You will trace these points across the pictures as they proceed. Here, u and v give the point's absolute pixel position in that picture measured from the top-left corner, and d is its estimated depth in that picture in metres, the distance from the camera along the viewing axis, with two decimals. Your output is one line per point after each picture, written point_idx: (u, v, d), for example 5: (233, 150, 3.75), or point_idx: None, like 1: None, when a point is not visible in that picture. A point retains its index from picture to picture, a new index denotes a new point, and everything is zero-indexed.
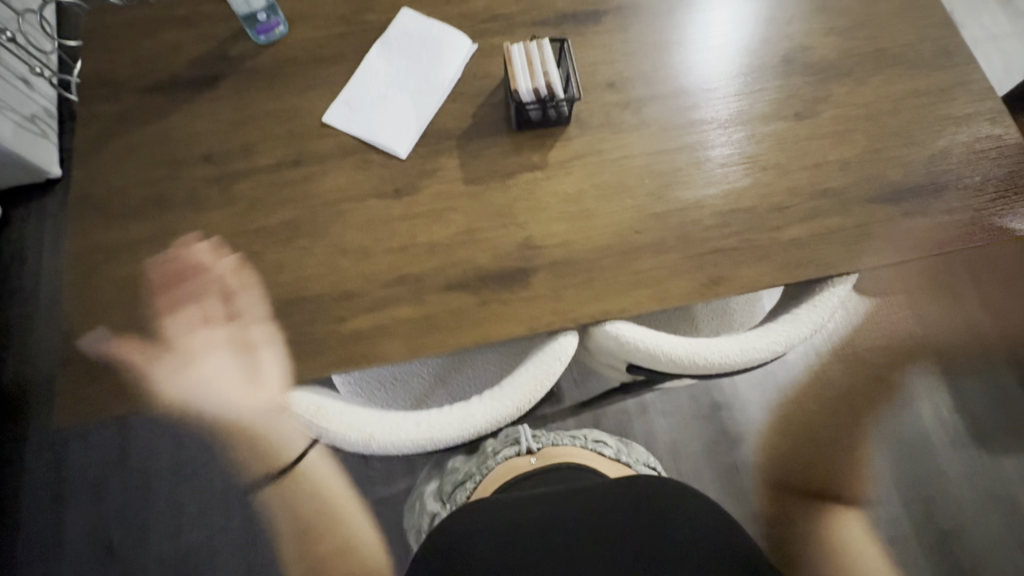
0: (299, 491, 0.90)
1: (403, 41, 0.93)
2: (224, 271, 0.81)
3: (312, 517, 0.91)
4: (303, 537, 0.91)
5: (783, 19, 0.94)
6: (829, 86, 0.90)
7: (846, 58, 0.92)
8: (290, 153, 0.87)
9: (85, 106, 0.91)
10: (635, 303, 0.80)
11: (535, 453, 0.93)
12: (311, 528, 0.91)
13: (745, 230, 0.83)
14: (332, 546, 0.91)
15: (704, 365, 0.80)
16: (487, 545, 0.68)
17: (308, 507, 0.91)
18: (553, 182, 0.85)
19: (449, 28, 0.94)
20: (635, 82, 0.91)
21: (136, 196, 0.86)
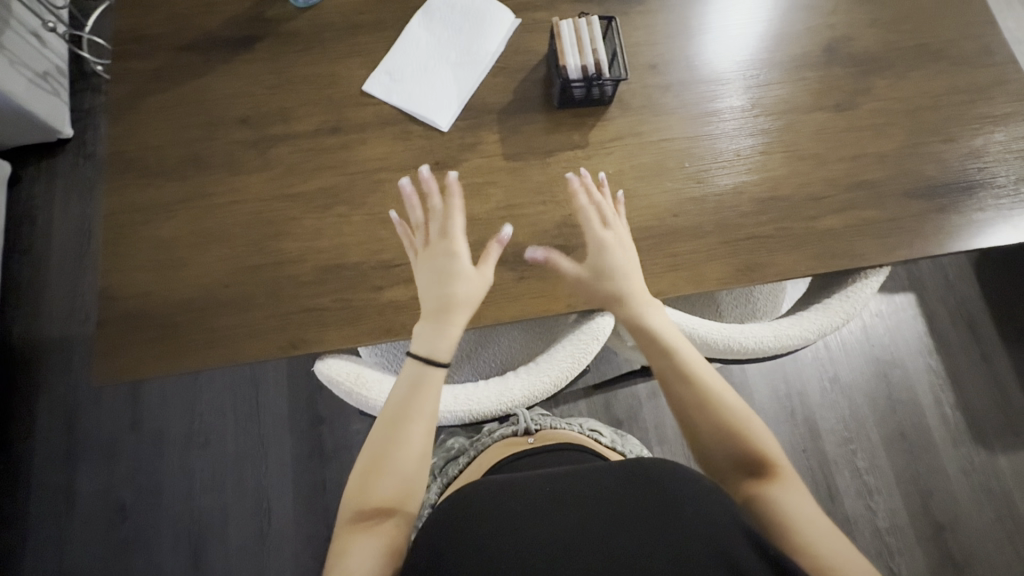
0: (409, 435, 0.70)
1: (444, 11, 0.92)
2: (451, 183, 0.77)
3: (392, 471, 0.69)
4: (363, 487, 0.68)
5: (828, 9, 0.94)
6: (871, 78, 0.90)
7: (888, 52, 0.92)
8: (328, 120, 0.86)
9: (118, 61, 0.89)
10: (671, 285, 0.80)
11: (533, 434, 0.87)
12: (383, 479, 0.69)
13: (782, 218, 0.83)
14: (387, 521, 0.67)
15: (738, 349, 0.81)
16: (494, 533, 0.61)
17: (395, 458, 0.69)
18: (593, 161, 0.85)
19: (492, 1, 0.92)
20: (676, 65, 0.91)
21: (171, 154, 0.84)
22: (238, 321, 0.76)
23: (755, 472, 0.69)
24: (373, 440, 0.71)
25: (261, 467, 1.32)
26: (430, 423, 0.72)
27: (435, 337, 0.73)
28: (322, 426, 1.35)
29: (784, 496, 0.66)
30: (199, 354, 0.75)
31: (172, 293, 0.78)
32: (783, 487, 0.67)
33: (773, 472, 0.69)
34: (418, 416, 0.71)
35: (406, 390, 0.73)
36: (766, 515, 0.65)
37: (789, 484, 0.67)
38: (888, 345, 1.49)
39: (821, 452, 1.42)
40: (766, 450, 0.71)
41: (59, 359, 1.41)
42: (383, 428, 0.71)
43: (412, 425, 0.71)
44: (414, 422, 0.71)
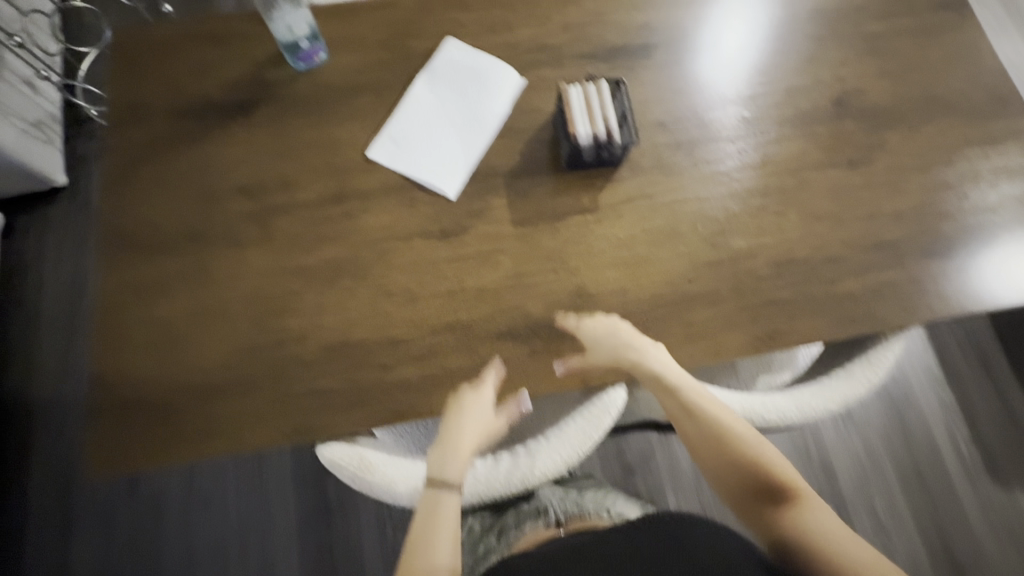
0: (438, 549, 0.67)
1: (448, 70, 0.90)
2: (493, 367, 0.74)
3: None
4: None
5: (836, 61, 0.93)
6: (883, 132, 0.89)
7: (898, 105, 0.91)
8: (331, 188, 0.83)
9: (112, 131, 0.86)
10: (690, 356, 0.78)
11: (562, 524, 0.83)
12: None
13: (800, 281, 0.81)
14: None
15: (761, 424, 0.78)
16: None
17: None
18: (605, 225, 0.83)
19: (497, 62, 0.91)
20: (686, 122, 0.89)
21: (168, 228, 0.81)
22: (241, 406, 0.73)
23: (778, 499, 0.69)
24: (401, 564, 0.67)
25: (265, 528, 1.28)
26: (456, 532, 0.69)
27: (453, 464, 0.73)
28: (326, 482, 1.31)
29: (812, 520, 0.66)
30: (200, 443, 0.72)
31: (174, 378, 0.74)
32: (808, 513, 0.67)
33: (793, 495, 0.69)
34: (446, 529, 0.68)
35: (427, 507, 0.70)
36: (796, 541, 0.66)
37: (813, 504, 0.68)
38: (900, 381, 1.47)
39: (838, 493, 1.39)
40: (784, 476, 0.70)
41: (55, 417, 1.37)
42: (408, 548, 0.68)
43: (440, 537, 0.68)
44: (442, 533, 0.68)
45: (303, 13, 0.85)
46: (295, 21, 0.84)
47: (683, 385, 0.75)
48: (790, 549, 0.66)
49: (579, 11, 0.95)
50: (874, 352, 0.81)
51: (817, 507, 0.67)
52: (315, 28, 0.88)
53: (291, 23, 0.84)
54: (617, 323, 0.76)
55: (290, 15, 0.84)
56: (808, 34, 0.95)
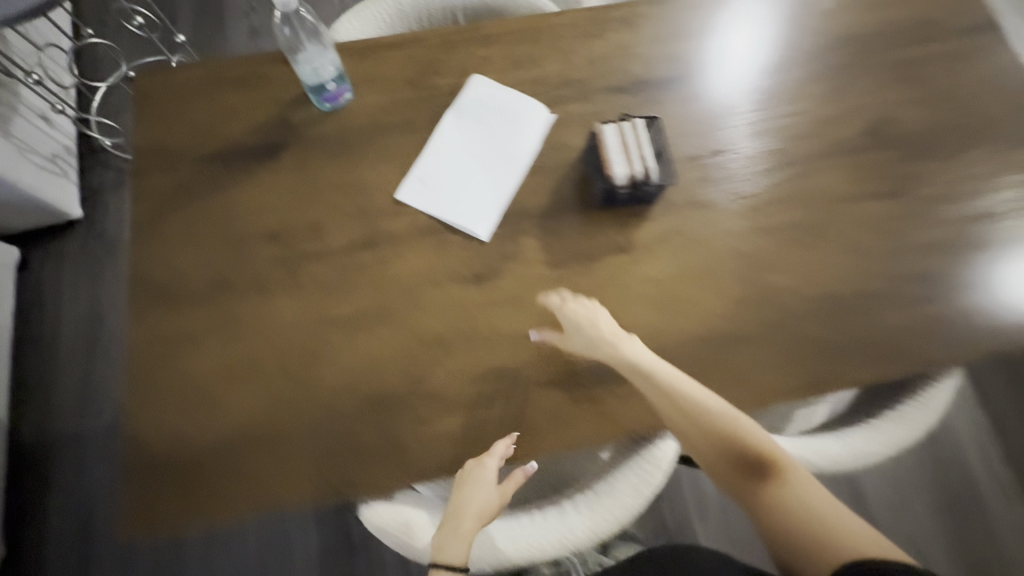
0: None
1: (476, 108, 0.90)
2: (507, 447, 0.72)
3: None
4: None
5: (868, 89, 0.92)
6: (920, 162, 0.87)
7: (935, 133, 0.89)
8: (361, 232, 0.82)
9: (137, 178, 0.85)
10: (733, 400, 0.76)
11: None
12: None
13: (843, 319, 0.79)
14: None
15: (815, 471, 0.77)
16: None
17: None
18: (641, 265, 0.81)
19: (525, 99, 0.90)
20: (718, 156, 0.88)
21: (197, 277, 0.80)
22: (276, 463, 0.71)
23: (761, 473, 0.70)
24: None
25: (288, 566, 1.26)
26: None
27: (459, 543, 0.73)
28: (348, 517, 1.29)
29: (795, 494, 0.67)
30: (235, 503, 0.70)
31: (206, 435, 0.73)
32: (789, 485, 0.68)
33: (775, 471, 0.70)
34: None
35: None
36: (777, 515, 0.66)
37: (794, 479, 0.69)
38: None
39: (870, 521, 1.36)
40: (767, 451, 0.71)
41: (74, 455, 1.36)
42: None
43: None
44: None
45: (326, 52, 0.86)
46: (321, 64, 0.83)
47: (663, 372, 0.73)
48: (770, 521, 0.67)
49: (604, 44, 0.94)
50: (930, 392, 0.79)
51: (798, 481, 0.68)
52: (341, 70, 0.87)
53: (314, 61, 0.84)
54: (598, 312, 0.77)
55: (312, 52, 0.84)
56: (837, 62, 0.93)
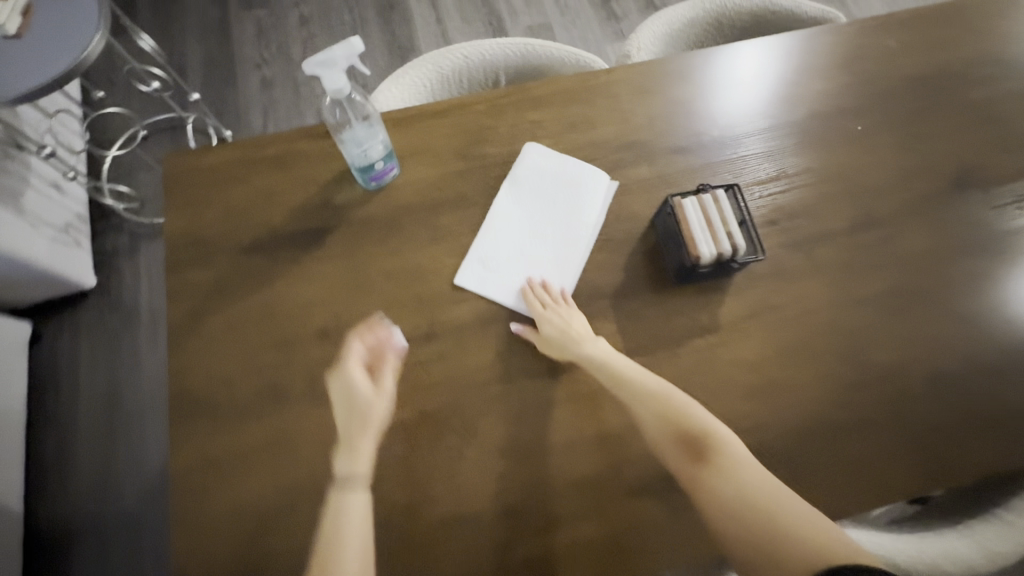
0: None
1: (533, 178, 0.83)
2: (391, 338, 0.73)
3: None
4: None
5: (941, 137, 0.87)
6: (1004, 216, 0.83)
7: (1013, 183, 0.85)
8: (420, 325, 0.75)
9: (172, 274, 0.78)
10: (850, 500, 0.68)
11: None
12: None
13: (959, 399, 0.72)
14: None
15: None
16: None
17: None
18: (728, 347, 0.74)
19: (583, 164, 0.84)
20: (797, 218, 0.82)
21: (245, 386, 0.72)
22: None
23: (694, 453, 0.63)
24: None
25: None
26: (366, 553, 0.60)
27: (360, 461, 0.65)
28: None
29: (723, 480, 0.61)
30: None
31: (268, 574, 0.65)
32: (720, 471, 0.62)
33: (710, 454, 0.63)
34: (353, 550, 0.59)
35: (330, 527, 0.61)
36: (708, 504, 0.61)
37: (727, 464, 0.62)
38: None
39: None
40: (705, 433, 0.64)
41: (100, 547, 1.27)
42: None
43: (347, 564, 0.58)
44: (349, 557, 0.59)
45: (376, 133, 0.79)
46: (370, 143, 0.77)
47: (628, 379, 0.68)
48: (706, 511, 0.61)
49: (660, 100, 0.88)
50: None
51: (727, 464, 0.62)
52: (388, 144, 0.81)
53: (363, 143, 0.77)
54: (572, 316, 0.74)
55: (359, 134, 0.78)
56: (909, 108, 0.89)
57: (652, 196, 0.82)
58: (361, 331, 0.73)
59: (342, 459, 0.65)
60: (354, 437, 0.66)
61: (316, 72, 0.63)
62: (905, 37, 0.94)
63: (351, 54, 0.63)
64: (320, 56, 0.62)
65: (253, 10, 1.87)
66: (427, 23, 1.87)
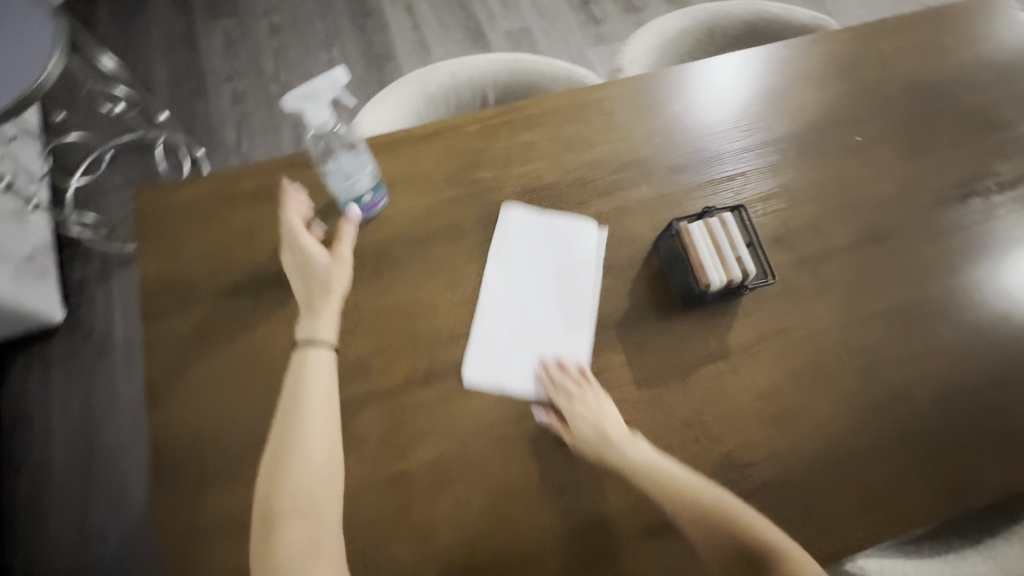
0: (316, 450, 0.61)
1: (520, 243, 0.78)
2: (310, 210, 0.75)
3: (303, 471, 0.59)
4: (286, 544, 0.57)
5: (936, 144, 0.86)
6: (1003, 222, 0.82)
7: (1009, 188, 0.84)
8: (418, 364, 0.71)
9: (149, 321, 0.73)
10: (873, 528, 0.66)
11: None
12: (296, 520, 0.58)
13: (973, 415, 0.71)
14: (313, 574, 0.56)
15: None
16: None
17: (306, 475, 0.59)
18: (740, 373, 0.72)
19: (566, 216, 0.79)
20: (801, 233, 0.80)
21: (234, 440, 0.68)
22: None
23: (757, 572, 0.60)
24: (264, 479, 0.60)
25: None
26: (332, 404, 0.63)
27: (325, 321, 0.67)
28: None
29: None
30: None
31: None
32: None
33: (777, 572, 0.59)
34: (319, 405, 0.62)
35: (294, 379, 0.64)
36: None
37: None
38: None
39: None
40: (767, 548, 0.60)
41: None
42: (267, 470, 0.60)
43: (310, 446, 0.60)
44: (310, 438, 0.61)
45: (364, 162, 0.75)
46: (358, 175, 0.73)
47: (688, 490, 0.62)
48: None
49: (656, 116, 0.86)
50: None
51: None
52: (376, 174, 0.77)
53: (350, 174, 0.73)
54: (603, 403, 0.68)
55: (346, 164, 0.74)
56: (906, 117, 0.88)
57: (653, 217, 0.80)
58: (291, 202, 0.73)
59: (303, 322, 0.67)
60: (316, 297, 0.68)
61: (298, 107, 0.61)
62: (898, 43, 0.93)
63: (335, 87, 0.61)
64: (303, 91, 0.61)
65: (220, 21, 1.80)
66: (404, 30, 1.81)
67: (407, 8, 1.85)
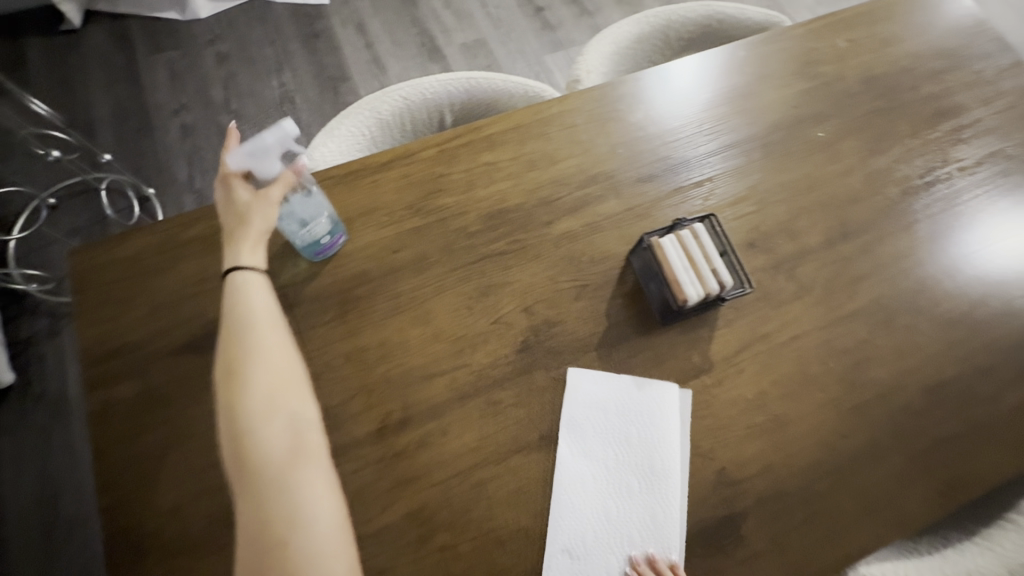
0: (272, 356, 0.61)
1: (595, 414, 0.68)
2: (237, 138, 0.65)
3: (261, 375, 0.60)
4: (265, 446, 0.57)
5: (897, 134, 0.87)
6: (969, 209, 0.82)
7: (972, 174, 0.85)
8: (393, 409, 0.67)
9: (95, 390, 0.67)
10: (875, 535, 0.64)
11: None
12: (268, 422, 0.58)
13: (960, 406, 0.70)
14: (301, 467, 0.57)
15: None
16: None
17: (266, 378, 0.60)
18: (727, 386, 0.70)
19: (653, 381, 0.70)
20: (774, 236, 0.78)
21: (198, 513, 0.62)
22: None
23: None
24: (222, 397, 0.59)
25: None
26: (276, 313, 0.64)
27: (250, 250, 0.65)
28: None
29: None
30: None
31: None
32: None
33: None
34: (263, 315, 0.62)
35: (230, 297, 0.63)
36: None
37: None
38: None
39: None
40: None
41: None
42: (223, 386, 0.59)
43: (274, 364, 0.61)
44: (272, 358, 0.61)
45: (322, 202, 0.70)
46: (314, 222, 0.68)
47: None
48: None
49: (619, 126, 0.84)
50: None
51: None
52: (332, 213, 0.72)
53: (309, 217, 0.68)
54: None
55: (302, 203, 0.68)
56: (866, 109, 0.88)
57: (624, 231, 0.78)
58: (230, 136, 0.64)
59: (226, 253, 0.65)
60: (236, 232, 0.64)
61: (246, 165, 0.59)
62: (850, 36, 0.94)
63: (284, 139, 0.58)
64: (250, 148, 0.58)
65: (163, 53, 1.72)
66: (357, 50, 1.77)
67: (359, 27, 1.81)
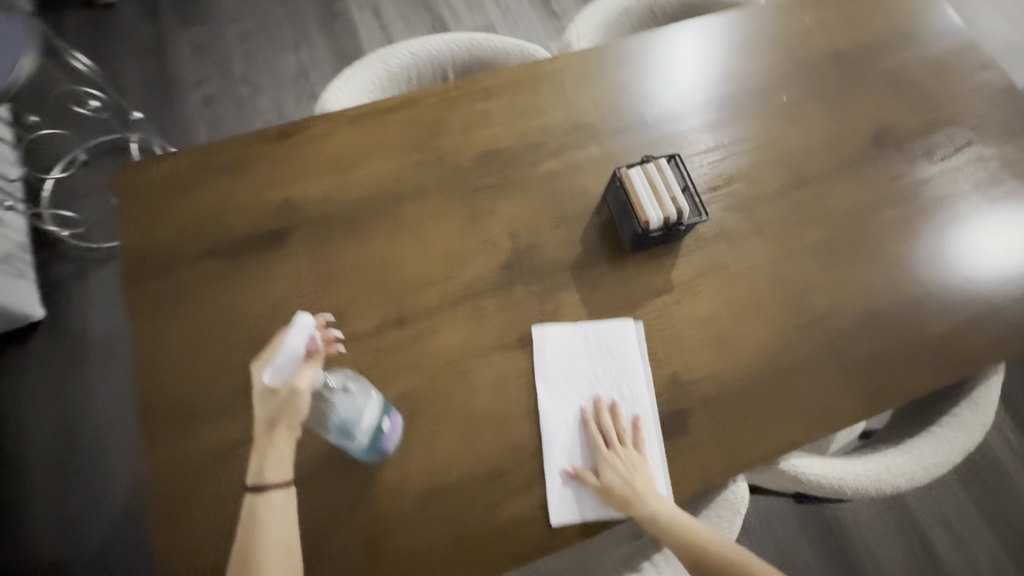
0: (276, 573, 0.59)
1: (562, 360, 0.76)
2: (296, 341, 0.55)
3: None
4: None
5: (852, 100, 0.96)
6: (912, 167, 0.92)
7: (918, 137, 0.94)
8: (390, 311, 0.77)
9: (131, 286, 0.78)
10: (807, 432, 0.73)
11: None
12: None
13: (890, 331, 0.79)
14: None
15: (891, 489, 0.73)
16: None
17: None
18: (684, 305, 0.79)
19: (598, 319, 0.78)
20: (736, 182, 0.88)
21: (221, 388, 0.73)
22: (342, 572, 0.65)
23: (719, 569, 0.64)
24: None
25: None
26: (289, 540, 0.61)
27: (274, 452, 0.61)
28: None
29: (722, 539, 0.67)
30: None
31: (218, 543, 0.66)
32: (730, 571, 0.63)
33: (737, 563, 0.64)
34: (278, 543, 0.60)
35: (247, 525, 0.60)
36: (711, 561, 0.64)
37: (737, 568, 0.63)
38: None
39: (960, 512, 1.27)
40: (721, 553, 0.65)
41: None
42: None
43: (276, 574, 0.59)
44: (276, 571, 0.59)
45: (366, 390, 0.66)
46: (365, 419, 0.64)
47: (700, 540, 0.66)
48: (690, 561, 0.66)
49: (603, 84, 0.94)
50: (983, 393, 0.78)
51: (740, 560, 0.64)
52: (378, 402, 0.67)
53: (360, 407, 0.64)
54: (636, 462, 0.70)
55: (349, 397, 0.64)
56: (827, 79, 0.97)
57: (602, 172, 0.87)
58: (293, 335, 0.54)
59: (251, 463, 0.61)
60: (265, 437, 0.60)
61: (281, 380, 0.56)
62: (818, 15, 1.03)
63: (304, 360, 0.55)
64: (277, 361, 0.54)
65: (190, 28, 1.84)
66: (372, 30, 1.88)
67: (374, 9, 1.92)
